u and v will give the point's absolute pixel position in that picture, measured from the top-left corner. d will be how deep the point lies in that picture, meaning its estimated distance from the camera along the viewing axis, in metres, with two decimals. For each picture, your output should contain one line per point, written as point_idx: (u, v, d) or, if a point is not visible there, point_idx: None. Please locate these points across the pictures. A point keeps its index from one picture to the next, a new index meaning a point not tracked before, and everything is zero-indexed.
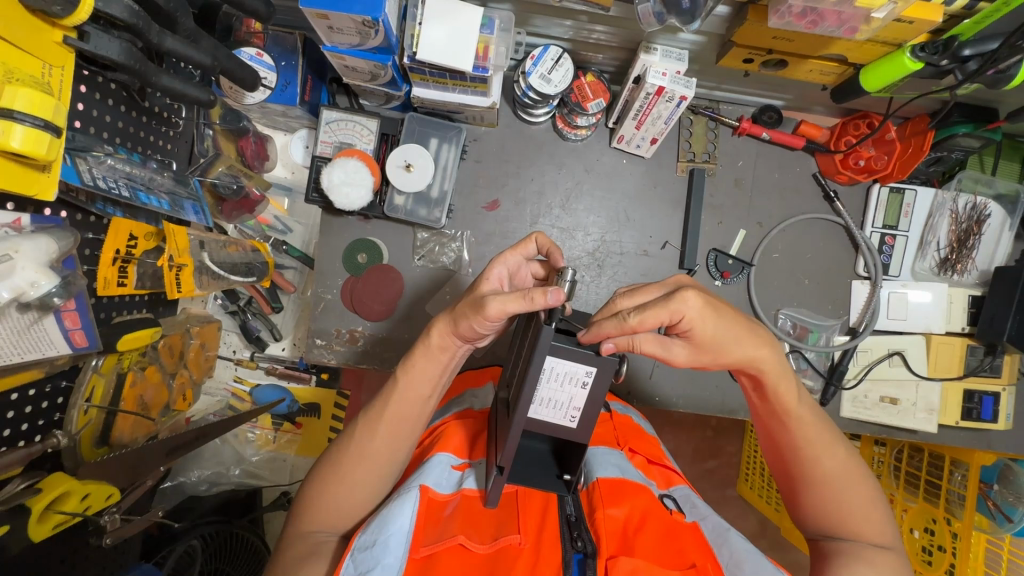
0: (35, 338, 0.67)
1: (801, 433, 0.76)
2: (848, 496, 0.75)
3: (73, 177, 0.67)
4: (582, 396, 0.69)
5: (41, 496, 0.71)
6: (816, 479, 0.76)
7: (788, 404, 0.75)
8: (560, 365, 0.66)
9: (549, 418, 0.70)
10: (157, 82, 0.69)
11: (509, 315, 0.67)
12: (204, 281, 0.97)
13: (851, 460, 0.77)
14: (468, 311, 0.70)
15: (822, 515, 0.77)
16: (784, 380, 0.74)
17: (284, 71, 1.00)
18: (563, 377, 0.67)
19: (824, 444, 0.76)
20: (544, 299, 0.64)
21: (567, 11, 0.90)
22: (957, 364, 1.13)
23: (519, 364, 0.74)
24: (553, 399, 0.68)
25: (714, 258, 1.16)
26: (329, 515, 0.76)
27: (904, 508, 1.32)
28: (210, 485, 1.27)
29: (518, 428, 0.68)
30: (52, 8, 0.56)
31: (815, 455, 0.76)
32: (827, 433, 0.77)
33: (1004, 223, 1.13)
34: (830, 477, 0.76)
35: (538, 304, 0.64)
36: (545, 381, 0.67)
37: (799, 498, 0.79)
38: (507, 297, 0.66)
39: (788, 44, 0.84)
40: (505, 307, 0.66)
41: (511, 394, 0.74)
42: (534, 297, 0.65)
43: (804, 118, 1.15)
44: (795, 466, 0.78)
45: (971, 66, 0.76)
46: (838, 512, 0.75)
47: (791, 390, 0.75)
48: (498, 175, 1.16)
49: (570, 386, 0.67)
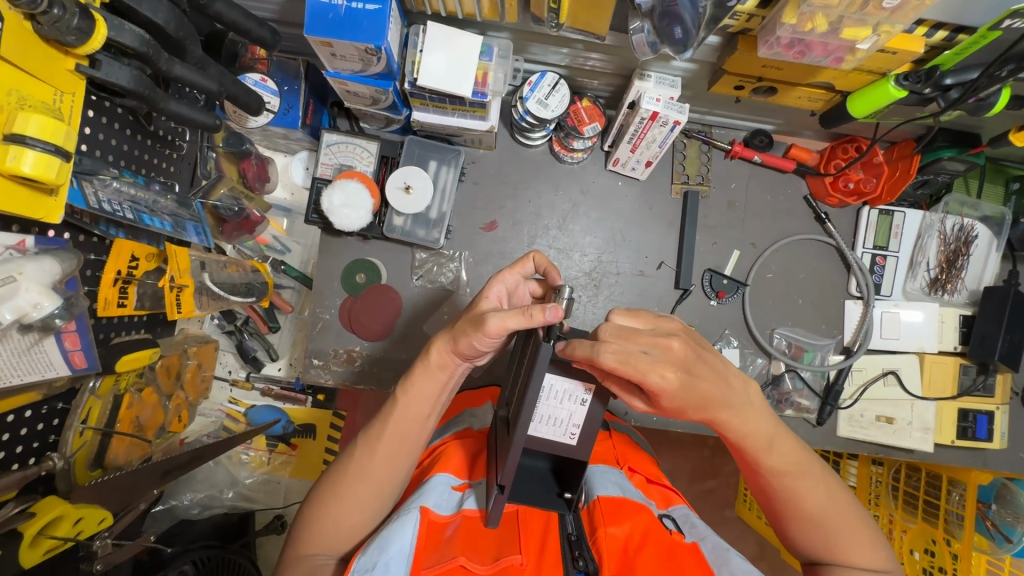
0: (36, 360, 0.67)
1: (782, 478, 0.75)
2: (836, 527, 0.76)
3: (79, 200, 0.68)
4: (581, 413, 0.69)
5: (33, 521, 0.70)
6: (800, 516, 0.77)
7: (764, 452, 0.74)
8: (559, 383, 0.67)
9: (549, 435, 0.71)
10: (164, 107, 0.70)
11: (510, 331, 0.67)
12: (204, 301, 0.97)
13: (833, 494, 0.77)
14: (468, 328, 0.70)
15: (809, 545, 0.78)
16: (760, 430, 0.73)
17: (287, 95, 1.02)
18: (561, 395, 0.68)
19: (805, 482, 0.75)
20: (543, 315, 0.64)
21: (564, 39, 0.93)
22: (950, 384, 1.13)
23: (519, 380, 0.74)
24: (553, 416, 0.69)
25: (709, 278, 1.17)
26: (328, 537, 0.75)
27: (903, 529, 1.30)
28: (202, 509, 1.24)
29: (518, 447, 0.68)
30: (66, 37, 0.57)
31: (796, 495, 0.75)
32: (806, 471, 0.76)
33: (991, 244, 1.15)
34: (816, 513, 0.76)
35: (537, 320, 0.65)
36: (543, 398, 0.68)
37: (787, 532, 0.80)
38: (507, 314, 0.66)
39: (778, 72, 0.87)
40: (505, 323, 0.66)
41: (511, 411, 0.74)
42: (533, 313, 0.65)
43: (794, 141, 1.18)
44: (777, 506, 0.78)
45: (954, 94, 0.78)
46: (825, 542, 0.76)
47: (766, 438, 0.73)
48: (496, 197, 1.17)
49: (570, 403, 0.68)
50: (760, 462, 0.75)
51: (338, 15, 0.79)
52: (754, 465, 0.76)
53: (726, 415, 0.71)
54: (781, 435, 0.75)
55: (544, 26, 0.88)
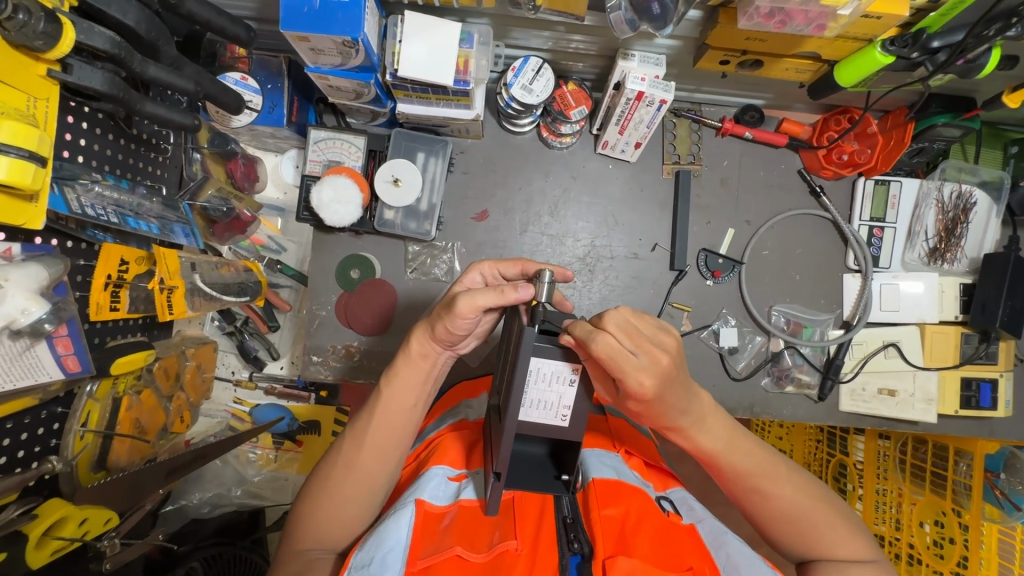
0: (29, 365, 0.68)
1: (747, 480, 0.77)
2: (809, 523, 0.77)
3: (61, 206, 0.68)
4: (570, 395, 0.69)
5: (37, 522, 0.72)
6: (776, 517, 0.78)
7: (725, 458, 0.76)
8: (545, 366, 0.66)
9: (540, 420, 0.70)
10: (142, 109, 0.70)
11: (480, 310, 0.67)
12: (196, 302, 0.98)
13: (801, 492, 0.77)
14: (442, 312, 0.70)
15: (793, 545, 0.79)
16: (710, 439, 0.75)
17: (270, 93, 1.02)
18: (549, 378, 0.67)
19: (773, 483, 0.77)
20: (516, 293, 0.68)
21: (544, 22, 0.92)
22: (952, 353, 1.12)
23: (507, 369, 0.74)
24: (542, 400, 0.69)
25: (704, 257, 1.17)
26: (322, 532, 0.76)
27: (912, 502, 1.27)
28: (213, 507, 1.26)
29: (510, 432, 0.67)
30: (34, 43, 0.57)
31: (763, 495, 0.77)
32: (772, 472, 0.77)
33: (990, 210, 1.12)
34: (788, 512, 0.77)
35: (509, 296, 0.68)
36: (532, 383, 0.67)
37: (771, 534, 0.81)
38: (478, 293, 0.68)
39: (762, 44, 0.86)
40: (476, 301, 0.67)
41: (501, 400, 0.74)
42: (505, 292, 0.68)
43: (786, 115, 1.16)
44: (751, 509, 0.80)
45: (941, 57, 0.76)
46: (808, 540, 0.77)
47: (720, 446, 0.76)
48: (485, 186, 1.17)
49: (558, 385, 0.68)
50: (721, 467, 0.77)
51: (313, 9, 0.79)
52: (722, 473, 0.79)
53: (681, 426, 0.73)
54: (736, 442, 0.76)
55: (522, 10, 0.87)
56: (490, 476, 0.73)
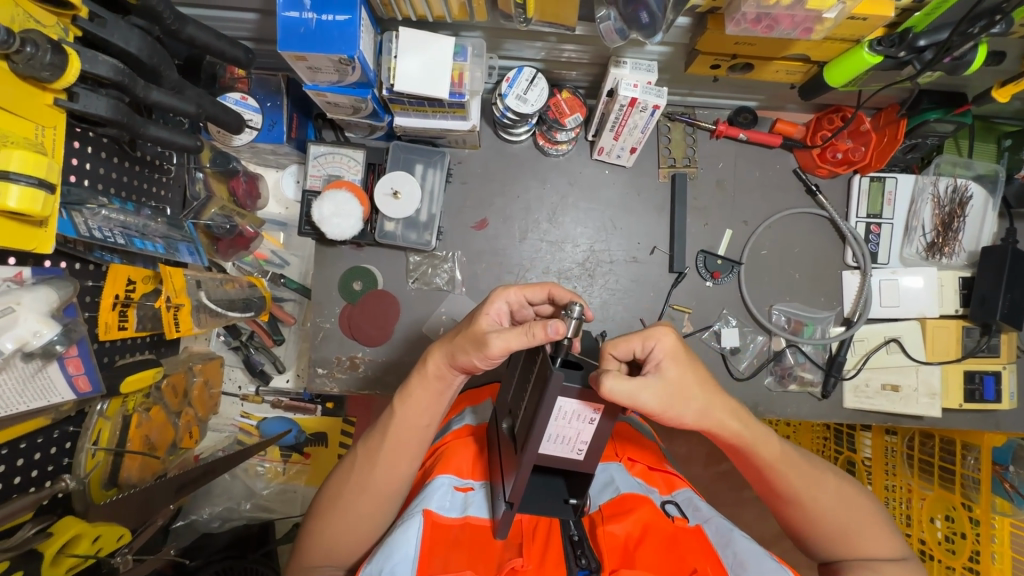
0: (40, 386, 0.69)
1: (793, 481, 0.77)
2: (849, 522, 0.78)
3: (70, 230, 0.70)
4: (589, 432, 0.66)
5: (52, 540, 0.73)
6: (811, 519, 0.78)
7: (773, 458, 0.77)
8: (569, 405, 0.62)
9: (557, 452, 0.68)
10: (145, 133, 0.72)
11: (513, 351, 0.67)
12: (203, 319, 0.99)
13: (840, 485, 0.80)
14: (468, 346, 0.71)
15: (827, 546, 0.79)
16: (761, 442, 0.76)
17: (269, 111, 1.05)
18: (568, 415, 0.63)
19: (811, 486, 0.78)
20: (545, 332, 0.63)
21: (536, 33, 0.94)
22: (953, 347, 1.13)
23: (527, 395, 0.70)
24: (560, 434, 0.66)
25: (703, 259, 1.18)
26: (332, 548, 0.77)
27: (921, 497, 1.27)
28: (223, 521, 1.26)
29: (527, 465, 0.65)
30: (41, 74, 0.59)
31: (807, 495, 0.77)
32: (814, 471, 0.79)
33: (987, 204, 1.12)
34: (825, 513, 0.78)
35: (539, 337, 0.64)
36: (552, 419, 0.63)
37: (801, 534, 0.81)
38: (509, 335, 0.66)
39: (751, 48, 0.87)
40: (508, 343, 0.67)
41: (518, 428, 0.71)
42: (534, 331, 0.64)
43: (779, 116, 1.17)
44: (787, 509, 0.80)
45: (928, 55, 0.77)
46: (842, 539, 0.78)
47: (770, 450, 0.76)
48: (484, 195, 1.18)
49: (578, 422, 0.64)
50: (763, 467, 0.77)
51: (309, 29, 0.81)
52: (771, 477, 0.78)
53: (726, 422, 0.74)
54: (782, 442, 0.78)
55: (513, 22, 0.88)
56: (502, 501, 0.72)
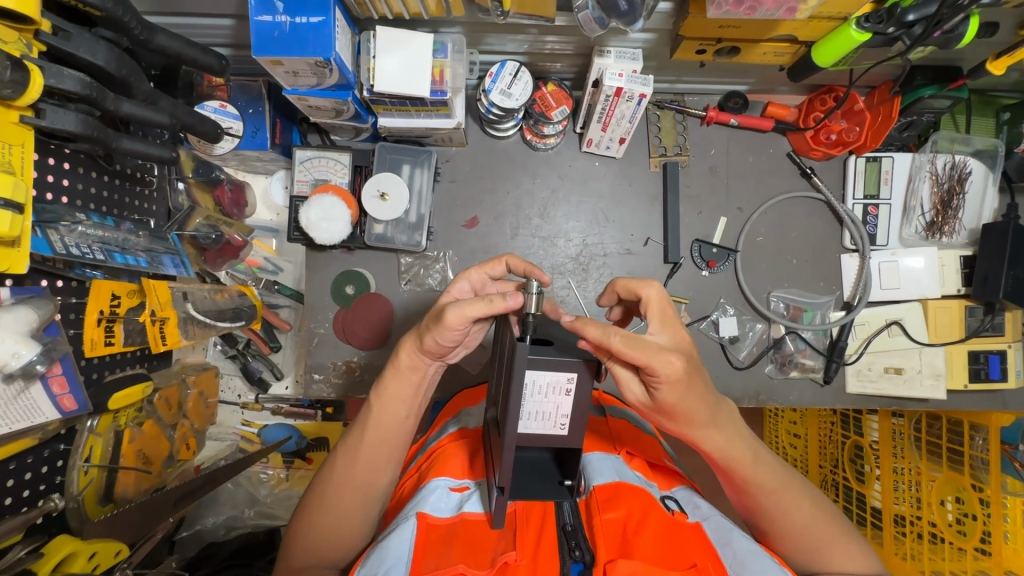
0: (23, 407, 0.69)
1: (770, 497, 0.75)
2: (820, 539, 0.75)
3: (45, 248, 0.69)
4: (569, 405, 0.65)
5: (45, 559, 0.71)
6: (784, 531, 0.76)
7: (751, 472, 0.74)
8: (541, 377, 0.62)
9: (540, 431, 0.66)
10: (119, 146, 0.72)
11: (471, 322, 0.65)
12: (191, 331, 0.99)
13: (817, 509, 0.76)
14: (430, 324, 0.68)
15: (796, 557, 0.77)
16: (740, 453, 0.73)
17: (251, 118, 1.03)
18: (545, 389, 0.63)
19: (788, 502, 0.75)
20: (503, 302, 0.63)
21: (516, 26, 0.92)
22: (957, 326, 1.10)
23: (501, 379, 0.70)
24: (540, 411, 0.65)
25: (698, 248, 1.16)
26: (321, 548, 0.77)
27: (930, 480, 1.23)
28: (227, 529, 1.27)
29: (510, 448, 0.63)
30: (3, 91, 0.58)
31: (783, 512, 0.75)
32: (792, 487, 0.76)
33: (987, 179, 1.09)
34: (798, 528, 0.75)
35: (497, 306, 0.63)
36: (528, 394, 0.63)
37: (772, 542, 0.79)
38: (466, 302, 0.64)
39: (735, 31, 0.85)
40: (465, 312, 0.64)
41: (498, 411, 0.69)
42: (493, 301, 0.63)
43: (770, 99, 1.15)
44: (760, 520, 0.78)
45: (918, 29, 0.74)
46: (812, 553, 0.75)
47: (750, 457, 0.74)
48: (474, 193, 1.17)
49: (555, 396, 0.64)
50: (743, 484, 0.75)
51: (283, 32, 0.79)
52: (738, 478, 0.75)
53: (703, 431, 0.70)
54: (761, 455, 0.75)
55: (491, 15, 0.86)
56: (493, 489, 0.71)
